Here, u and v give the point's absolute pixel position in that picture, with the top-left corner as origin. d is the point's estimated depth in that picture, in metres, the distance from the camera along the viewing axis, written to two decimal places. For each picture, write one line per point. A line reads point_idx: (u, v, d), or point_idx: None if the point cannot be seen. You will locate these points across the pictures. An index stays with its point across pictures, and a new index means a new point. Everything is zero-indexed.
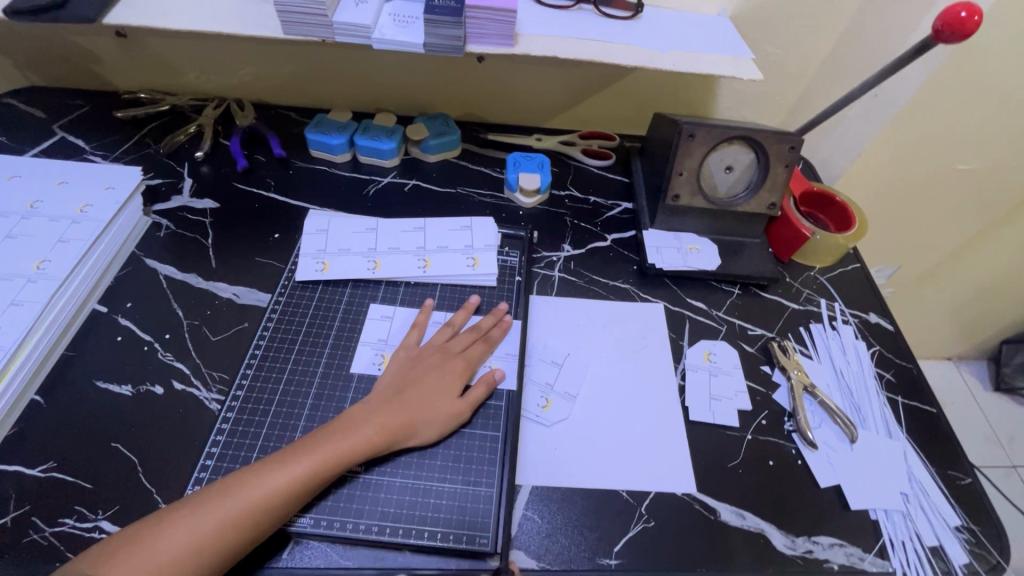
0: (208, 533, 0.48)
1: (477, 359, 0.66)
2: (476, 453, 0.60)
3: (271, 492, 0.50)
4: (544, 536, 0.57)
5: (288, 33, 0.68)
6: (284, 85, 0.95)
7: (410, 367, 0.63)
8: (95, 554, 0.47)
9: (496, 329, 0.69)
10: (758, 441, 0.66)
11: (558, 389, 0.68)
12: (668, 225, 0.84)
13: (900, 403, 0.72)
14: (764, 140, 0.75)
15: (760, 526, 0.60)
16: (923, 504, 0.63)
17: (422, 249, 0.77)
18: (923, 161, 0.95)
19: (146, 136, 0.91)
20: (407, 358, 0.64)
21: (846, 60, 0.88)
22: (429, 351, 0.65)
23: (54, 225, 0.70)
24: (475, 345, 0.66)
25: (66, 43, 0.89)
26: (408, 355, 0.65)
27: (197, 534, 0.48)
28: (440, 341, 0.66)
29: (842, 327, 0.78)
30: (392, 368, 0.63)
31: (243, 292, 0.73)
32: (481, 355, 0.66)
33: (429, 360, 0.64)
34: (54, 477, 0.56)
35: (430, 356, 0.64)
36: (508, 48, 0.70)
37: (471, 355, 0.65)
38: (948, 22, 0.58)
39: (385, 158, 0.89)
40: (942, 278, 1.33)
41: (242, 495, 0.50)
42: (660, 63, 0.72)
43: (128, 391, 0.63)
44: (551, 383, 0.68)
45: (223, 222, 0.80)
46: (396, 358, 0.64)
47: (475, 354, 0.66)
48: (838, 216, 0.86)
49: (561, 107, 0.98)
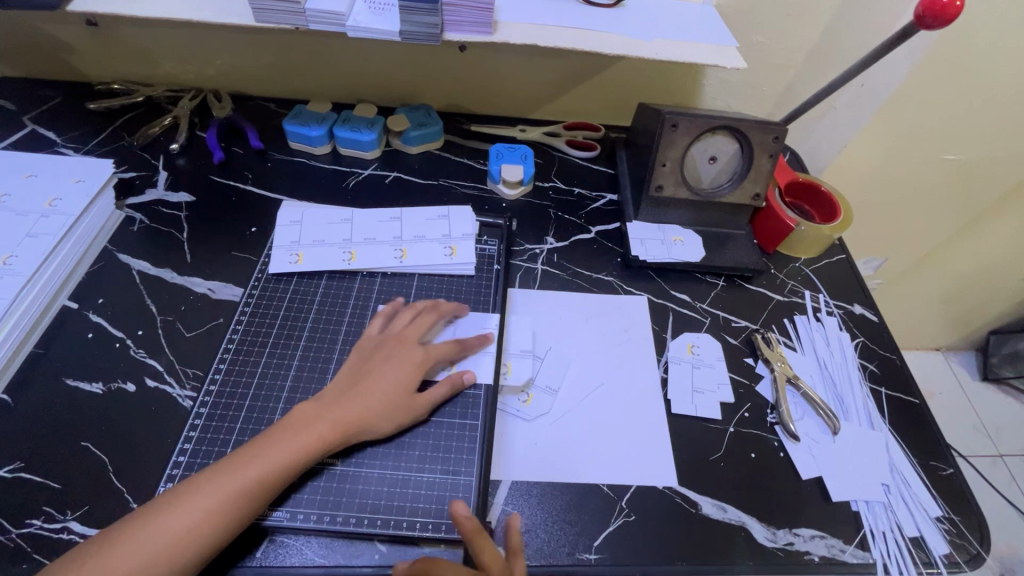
0: (162, 543, 0.47)
1: (443, 353, 0.63)
2: (454, 442, 0.60)
3: (227, 494, 0.49)
4: (524, 531, 0.57)
5: (259, 21, 0.66)
6: (263, 75, 0.93)
7: (367, 358, 0.61)
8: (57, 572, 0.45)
9: (469, 327, 0.66)
10: (741, 434, 0.66)
11: (539, 383, 0.67)
12: (652, 217, 0.83)
13: (883, 394, 0.72)
14: (748, 130, 0.74)
15: (741, 518, 0.59)
16: (904, 495, 0.63)
17: (399, 239, 0.76)
18: (909, 151, 0.94)
19: (120, 128, 0.88)
20: (366, 348, 0.63)
21: (831, 49, 0.87)
22: (387, 340, 0.63)
23: (22, 219, 0.68)
24: (443, 340, 0.64)
25: (35, 32, 0.86)
26: (369, 346, 0.63)
27: (154, 544, 0.47)
28: (405, 332, 0.64)
29: (826, 319, 0.78)
30: (352, 359, 0.62)
31: (218, 287, 0.71)
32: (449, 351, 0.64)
33: (392, 351, 0.62)
34: (20, 477, 0.55)
35: (394, 347, 0.62)
36: (487, 36, 0.68)
37: (436, 349, 0.63)
38: (930, 7, 0.57)
39: (365, 149, 0.88)
40: (930, 268, 1.33)
41: (196, 500, 0.49)
42: (642, 51, 0.70)
43: (98, 389, 0.61)
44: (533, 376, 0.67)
45: (199, 216, 0.79)
46: (359, 348, 0.63)
47: (441, 349, 0.63)
48: (823, 206, 0.85)
49: (547, 98, 0.97)
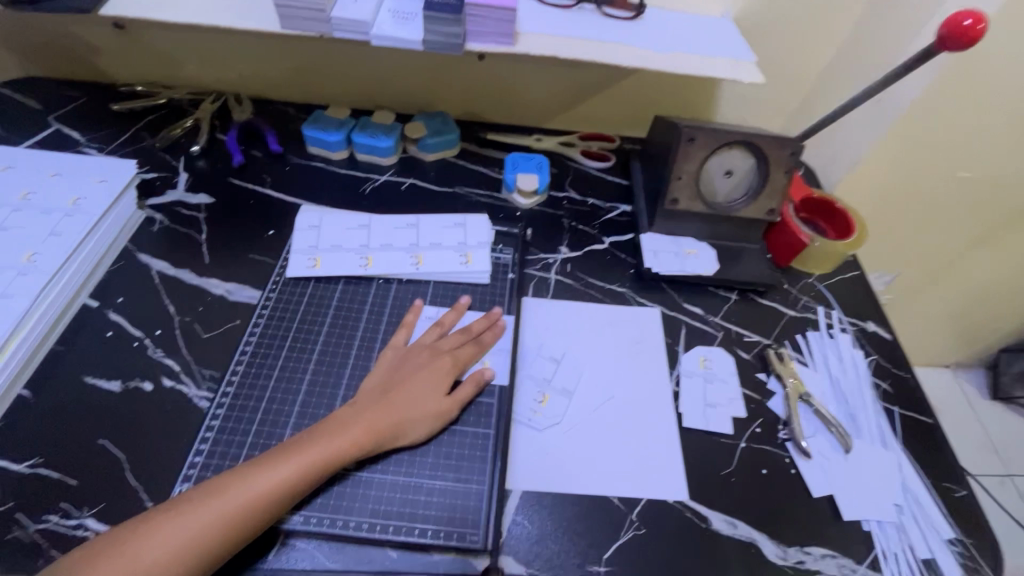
0: (195, 535, 0.47)
1: (466, 361, 0.65)
2: (467, 450, 0.60)
3: (262, 493, 0.50)
4: (534, 542, 0.57)
5: (286, 27, 0.68)
6: (283, 80, 0.94)
7: (396, 365, 0.63)
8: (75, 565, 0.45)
9: (488, 332, 0.68)
10: (752, 449, 0.66)
11: (555, 385, 0.68)
12: (666, 229, 0.83)
13: (896, 413, 0.71)
14: (766, 146, 0.75)
15: (752, 535, 0.59)
16: (917, 516, 0.63)
17: (415, 245, 0.76)
18: (924, 168, 0.94)
19: (142, 129, 0.90)
20: (394, 357, 0.64)
21: (848, 66, 0.87)
22: (413, 350, 0.64)
23: (47, 217, 0.69)
24: (466, 346, 0.66)
25: (62, 33, 0.88)
26: (396, 354, 0.64)
27: (186, 537, 0.47)
28: (429, 340, 0.65)
29: (839, 335, 0.78)
30: (380, 368, 0.63)
31: (235, 289, 0.72)
32: (471, 357, 0.65)
33: (420, 359, 0.63)
34: (39, 472, 0.56)
35: (418, 355, 0.63)
36: (508, 47, 0.69)
37: (460, 355, 0.64)
38: (952, 29, 0.57)
39: (383, 155, 0.89)
40: (943, 286, 1.32)
41: (230, 496, 0.49)
42: (661, 65, 0.71)
43: (116, 387, 0.62)
44: (548, 378, 0.68)
45: (217, 217, 0.80)
46: (385, 357, 0.64)
47: (466, 354, 0.65)
48: (837, 222, 0.85)
49: (562, 108, 0.97)
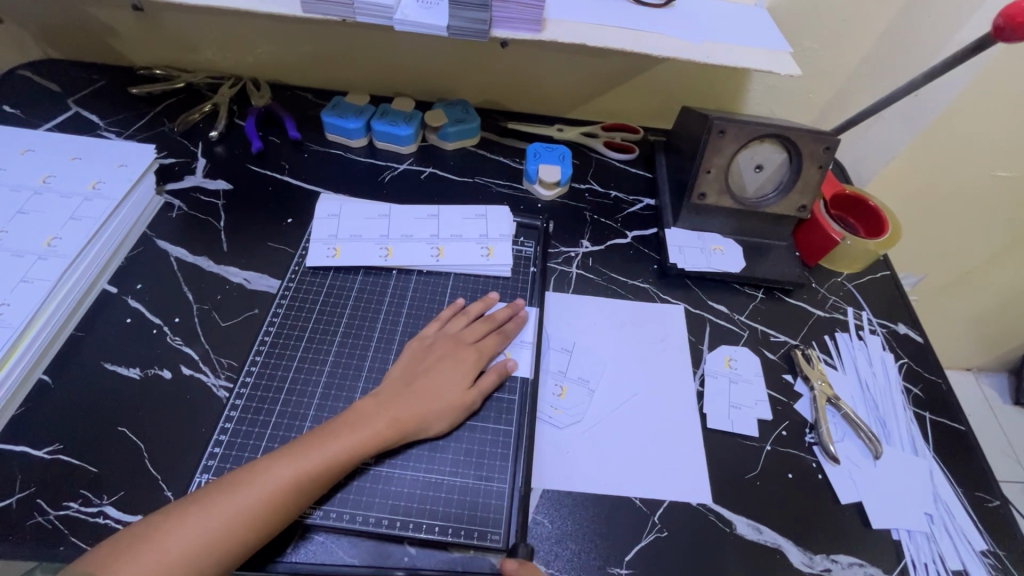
0: (217, 527, 0.47)
1: (490, 351, 0.64)
2: (488, 447, 0.59)
3: (284, 486, 0.49)
4: (554, 541, 0.56)
5: (307, 11, 0.66)
6: (301, 65, 0.92)
7: (416, 357, 0.62)
8: (95, 558, 0.45)
9: (511, 321, 0.67)
10: (778, 453, 0.64)
11: (571, 376, 0.67)
12: (691, 225, 0.81)
13: (927, 419, 0.69)
14: (799, 140, 0.72)
15: (777, 541, 0.58)
16: (948, 527, 0.61)
17: (435, 237, 0.75)
18: (960, 165, 0.90)
19: (160, 114, 0.89)
20: (417, 348, 0.63)
21: (885, 58, 0.84)
22: (439, 339, 0.64)
23: (66, 201, 0.69)
24: (489, 336, 0.65)
25: (81, 15, 0.87)
26: (420, 344, 0.63)
27: (208, 530, 0.46)
28: (454, 330, 0.65)
29: (869, 338, 0.76)
30: (402, 359, 0.62)
31: (254, 278, 0.71)
32: (494, 347, 0.64)
33: (443, 350, 0.62)
34: (59, 458, 0.56)
35: (442, 346, 0.63)
36: (536, 33, 0.67)
37: (484, 346, 0.63)
38: (1011, 19, 0.54)
39: (402, 144, 0.87)
40: (971, 289, 1.29)
41: (251, 489, 0.49)
42: (693, 54, 0.68)
43: (136, 374, 0.62)
44: (564, 370, 0.67)
45: (235, 205, 0.79)
46: (408, 347, 0.63)
47: (490, 345, 0.64)
48: (869, 221, 0.82)
49: (585, 98, 0.95)
